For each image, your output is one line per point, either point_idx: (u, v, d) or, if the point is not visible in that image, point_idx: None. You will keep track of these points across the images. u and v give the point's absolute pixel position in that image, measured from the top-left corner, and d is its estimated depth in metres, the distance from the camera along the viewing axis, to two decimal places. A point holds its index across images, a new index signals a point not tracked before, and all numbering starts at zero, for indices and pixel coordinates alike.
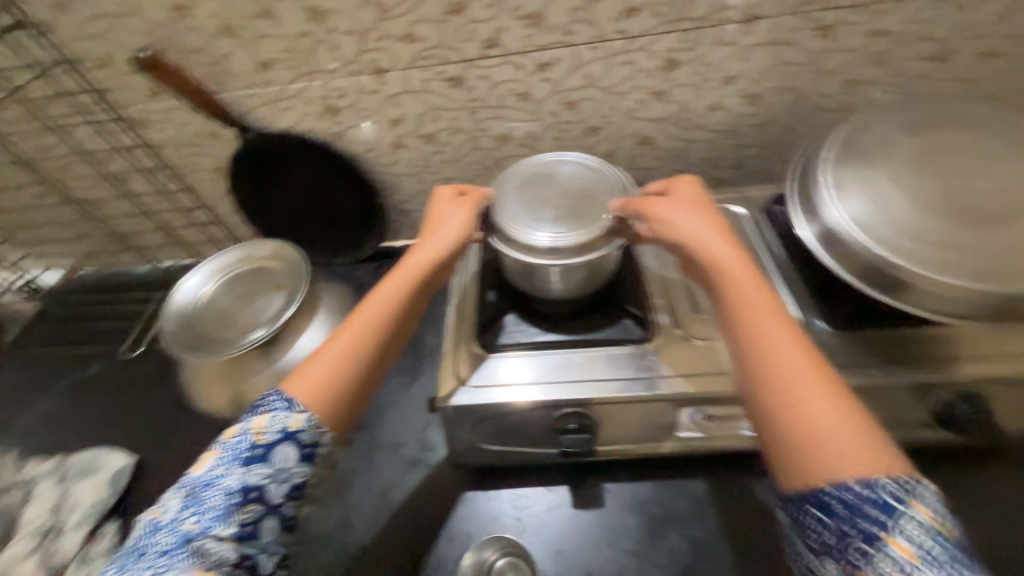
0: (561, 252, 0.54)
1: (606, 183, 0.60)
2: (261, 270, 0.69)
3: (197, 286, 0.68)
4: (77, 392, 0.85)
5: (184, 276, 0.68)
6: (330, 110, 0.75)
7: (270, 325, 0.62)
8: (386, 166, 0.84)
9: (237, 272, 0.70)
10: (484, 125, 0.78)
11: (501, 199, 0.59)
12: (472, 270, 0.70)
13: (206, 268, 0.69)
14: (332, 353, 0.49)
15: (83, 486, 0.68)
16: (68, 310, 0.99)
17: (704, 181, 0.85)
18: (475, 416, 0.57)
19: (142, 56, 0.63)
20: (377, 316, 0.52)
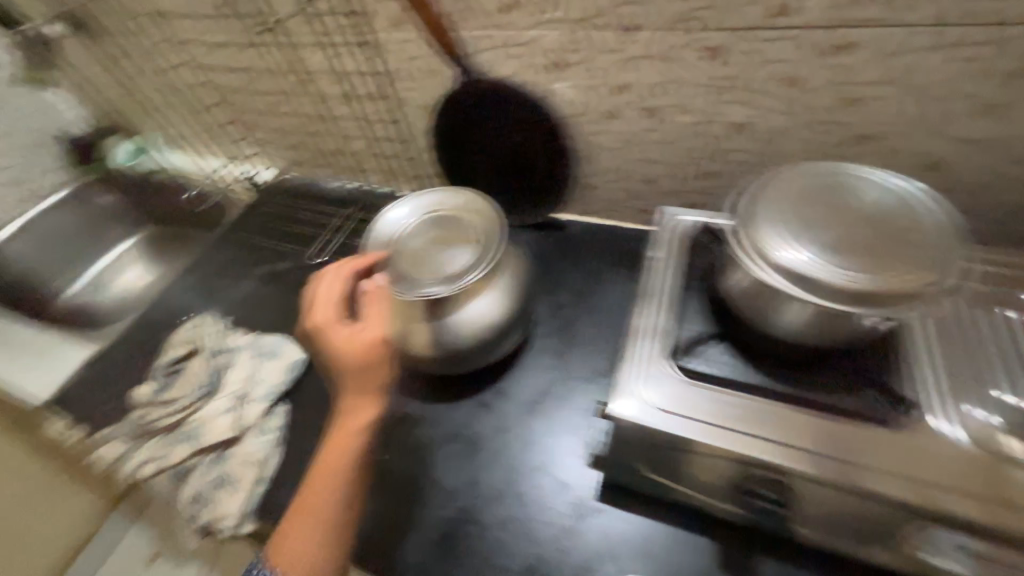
0: (829, 285, 0.42)
1: (924, 220, 0.45)
2: (456, 220, 0.69)
3: (398, 218, 0.71)
4: (269, 281, 0.98)
5: (390, 205, 0.71)
6: (555, 65, 0.70)
7: (456, 280, 0.62)
8: (590, 134, 0.77)
9: (434, 215, 0.70)
10: (722, 109, 0.66)
11: (765, 200, 0.48)
12: (671, 269, 0.61)
13: (410, 203, 0.72)
14: (328, 509, 0.53)
15: (267, 369, 0.78)
16: (271, 208, 1.13)
17: (994, 232, 0.64)
18: (647, 438, 0.50)
19: None
20: (349, 439, 0.56)
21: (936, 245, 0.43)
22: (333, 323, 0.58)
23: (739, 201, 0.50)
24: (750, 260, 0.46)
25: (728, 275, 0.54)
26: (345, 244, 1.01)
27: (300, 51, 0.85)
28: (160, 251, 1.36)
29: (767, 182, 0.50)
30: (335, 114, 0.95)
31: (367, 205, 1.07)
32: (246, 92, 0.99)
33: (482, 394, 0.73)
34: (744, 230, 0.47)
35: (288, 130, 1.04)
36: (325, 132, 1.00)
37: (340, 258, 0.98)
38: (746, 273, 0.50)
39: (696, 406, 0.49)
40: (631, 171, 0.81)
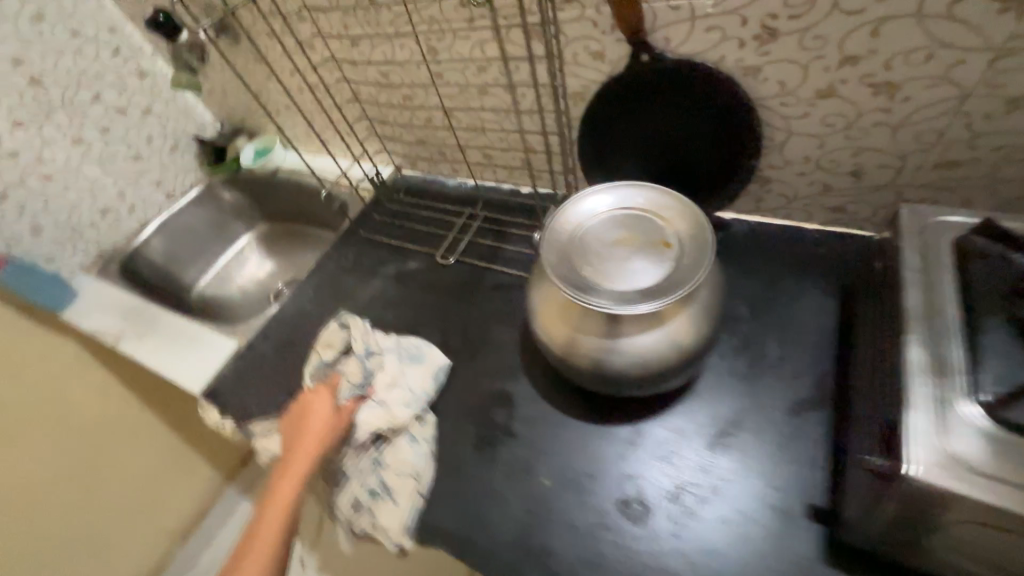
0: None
1: None
2: (651, 221, 0.60)
3: (583, 209, 0.62)
4: (398, 281, 0.95)
5: (583, 190, 0.63)
6: (765, 35, 0.59)
7: (660, 297, 0.53)
8: (787, 118, 0.65)
9: (623, 212, 0.61)
10: (999, 78, 0.52)
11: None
12: (947, 285, 0.47)
13: (602, 192, 0.63)
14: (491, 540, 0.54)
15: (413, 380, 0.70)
16: (391, 207, 1.10)
17: None
18: (960, 511, 0.38)
19: None
20: (291, 493, 0.61)
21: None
22: (320, 395, 0.68)
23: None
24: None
25: None
26: (474, 243, 0.96)
27: (447, 39, 0.81)
28: (276, 244, 1.41)
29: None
30: (471, 106, 0.90)
31: (493, 203, 1.01)
32: (380, 86, 0.96)
33: (657, 421, 0.63)
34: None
35: (416, 125, 1.01)
36: (455, 125, 0.95)
37: (471, 258, 0.93)
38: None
39: None
40: (834, 162, 0.67)
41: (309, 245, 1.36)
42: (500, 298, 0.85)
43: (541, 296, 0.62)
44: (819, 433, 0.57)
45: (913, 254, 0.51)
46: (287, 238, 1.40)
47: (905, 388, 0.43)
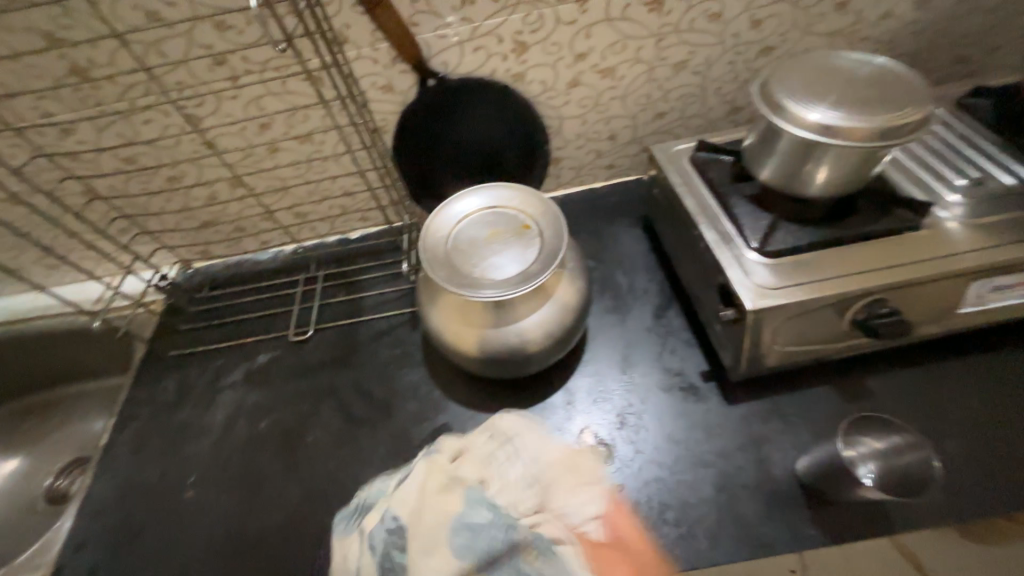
0: (859, 125, 0.52)
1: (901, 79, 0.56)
2: (506, 212, 0.67)
3: (446, 222, 0.66)
4: (255, 383, 0.80)
5: (450, 198, 0.68)
6: (519, 47, 0.72)
7: (542, 271, 0.61)
8: (556, 108, 0.82)
9: (479, 213, 0.67)
10: (666, 53, 0.77)
11: (775, 82, 0.58)
12: (703, 187, 0.69)
13: (467, 197, 0.69)
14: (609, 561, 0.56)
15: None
16: (200, 307, 0.91)
17: None
18: (777, 319, 0.58)
19: None
20: None
21: (906, 72, 0.56)
22: None
23: (753, 93, 0.59)
24: (791, 124, 0.55)
25: (757, 167, 0.64)
26: (328, 306, 0.88)
27: (209, 105, 0.71)
28: (23, 429, 0.98)
29: (767, 75, 0.60)
30: (265, 169, 0.82)
31: (328, 260, 0.94)
32: (128, 175, 0.78)
33: (577, 375, 0.72)
34: (772, 107, 0.57)
35: (197, 208, 0.85)
36: (251, 194, 0.85)
37: (332, 322, 0.86)
38: (781, 145, 0.59)
39: (797, 275, 0.58)
40: (597, 133, 0.88)
41: (78, 408, 0.99)
42: (387, 344, 0.81)
43: (438, 313, 0.64)
44: (679, 322, 0.76)
45: (675, 176, 0.72)
46: (39, 414, 1.00)
47: (718, 259, 0.61)
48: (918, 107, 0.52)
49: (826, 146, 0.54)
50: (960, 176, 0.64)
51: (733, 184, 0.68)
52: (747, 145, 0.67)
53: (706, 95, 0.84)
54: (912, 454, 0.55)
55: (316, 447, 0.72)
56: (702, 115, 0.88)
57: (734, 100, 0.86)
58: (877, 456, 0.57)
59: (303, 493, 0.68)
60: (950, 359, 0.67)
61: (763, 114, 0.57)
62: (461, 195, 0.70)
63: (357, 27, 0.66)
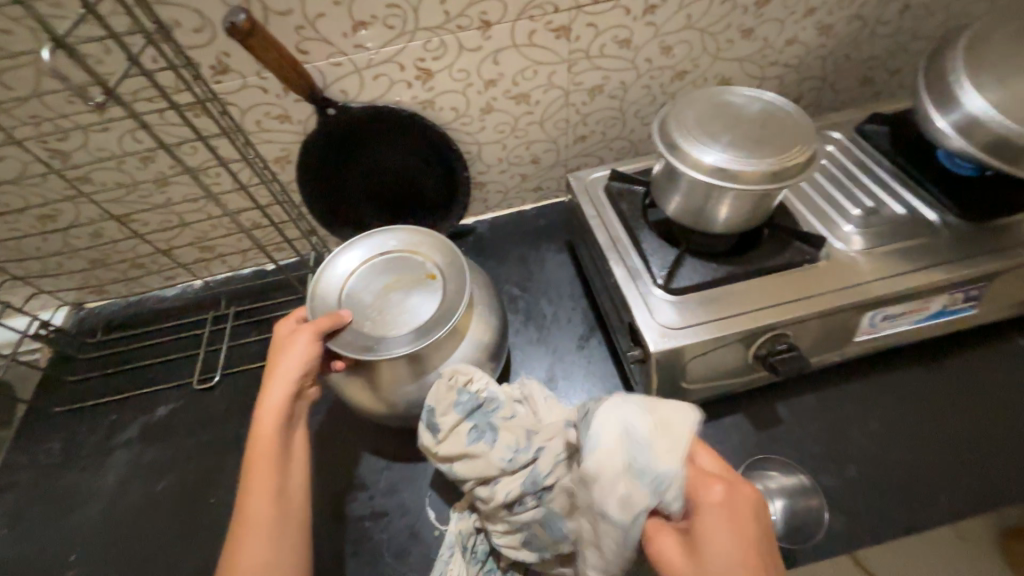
0: (748, 170, 0.52)
1: (791, 118, 0.56)
2: (406, 256, 0.64)
3: (334, 282, 0.62)
4: (153, 438, 0.74)
5: (337, 253, 0.63)
6: (423, 74, 0.68)
7: (443, 321, 0.57)
8: (472, 133, 0.79)
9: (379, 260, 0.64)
10: (579, 78, 0.75)
11: (672, 121, 0.57)
12: (615, 220, 0.68)
13: (358, 248, 0.65)
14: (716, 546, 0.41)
15: (678, 414, 0.44)
16: (95, 352, 0.85)
17: None
18: (682, 360, 0.57)
19: (238, 21, 0.52)
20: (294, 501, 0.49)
21: (797, 111, 0.56)
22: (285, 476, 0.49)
23: (653, 130, 0.58)
24: (685, 166, 0.54)
25: (663, 200, 0.64)
26: (238, 347, 0.83)
27: (77, 140, 0.64)
28: None
29: (667, 110, 0.59)
30: (155, 205, 0.75)
31: (240, 295, 0.89)
32: None
33: None
34: (669, 148, 0.56)
35: (82, 248, 0.78)
36: (142, 232, 0.77)
37: (240, 366, 0.81)
38: (682, 181, 0.59)
39: (701, 313, 0.58)
40: (519, 156, 0.86)
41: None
42: None
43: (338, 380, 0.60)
44: (600, 353, 0.75)
45: (588, 206, 0.71)
46: None
47: (626, 299, 0.60)
48: (806, 148, 0.53)
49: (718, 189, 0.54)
50: (857, 206, 0.66)
51: (644, 217, 0.68)
52: (654, 175, 0.67)
53: (625, 117, 0.84)
54: (812, 498, 0.60)
55: (218, 508, 0.67)
56: (622, 137, 0.87)
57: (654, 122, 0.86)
58: (785, 493, 0.61)
59: (202, 562, 0.63)
60: (851, 382, 0.70)
61: (660, 155, 0.57)
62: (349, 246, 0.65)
63: (237, 56, 0.61)
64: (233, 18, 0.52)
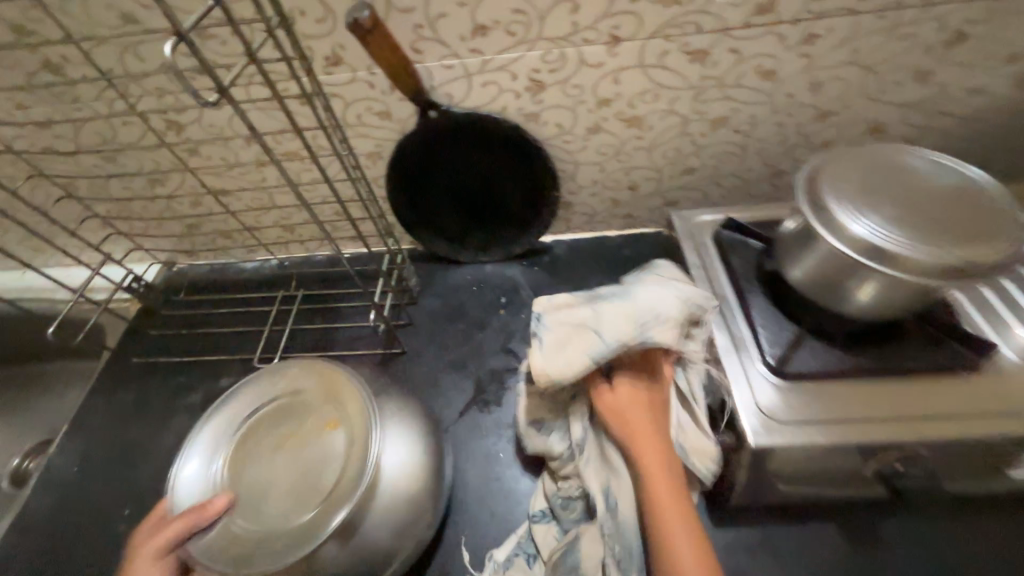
0: (920, 257, 0.42)
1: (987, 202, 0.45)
2: (312, 401, 0.59)
3: (202, 490, 0.54)
4: (212, 408, 0.77)
5: (180, 462, 0.55)
6: (535, 86, 0.63)
7: (345, 497, 0.51)
8: (571, 152, 0.73)
9: (284, 408, 0.59)
10: (704, 108, 0.67)
11: (821, 176, 0.49)
12: (722, 277, 0.59)
13: (207, 437, 0.57)
14: (634, 398, 0.51)
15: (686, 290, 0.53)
16: (176, 311, 0.89)
17: None
18: (783, 461, 0.49)
19: (362, 16, 0.49)
20: None
21: (996, 194, 0.45)
22: None
23: (795, 179, 0.50)
24: (826, 231, 0.46)
25: (787, 264, 0.54)
26: (301, 332, 0.84)
27: (191, 114, 0.65)
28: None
29: (816, 162, 0.51)
30: (250, 184, 0.76)
31: (312, 279, 0.90)
32: (105, 177, 0.73)
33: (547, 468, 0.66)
34: (813, 205, 0.48)
35: (180, 215, 0.81)
36: (235, 206, 0.79)
37: (301, 351, 0.81)
38: (818, 248, 0.50)
39: (818, 410, 0.48)
40: (615, 181, 0.79)
41: (49, 393, 0.95)
42: None
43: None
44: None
45: (691, 253, 0.63)
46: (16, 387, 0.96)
47: (722, 372, 0.53)
48: (1005, 243, 0.42)
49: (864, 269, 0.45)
50: None
51: (758, 278, 0.58)
52: (781, 231, 0.57)
53: (745, 155, 0.74)
54: None
55: None
56: (736, 175, 0.78)
57: (777, 163, 0.75)
58: None
59: None
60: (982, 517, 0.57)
61: (798, 211, 0.48)
62: (198, 440, 0.57)
63: (352, 49, 0.59)
64: (356, 13, 0.49)
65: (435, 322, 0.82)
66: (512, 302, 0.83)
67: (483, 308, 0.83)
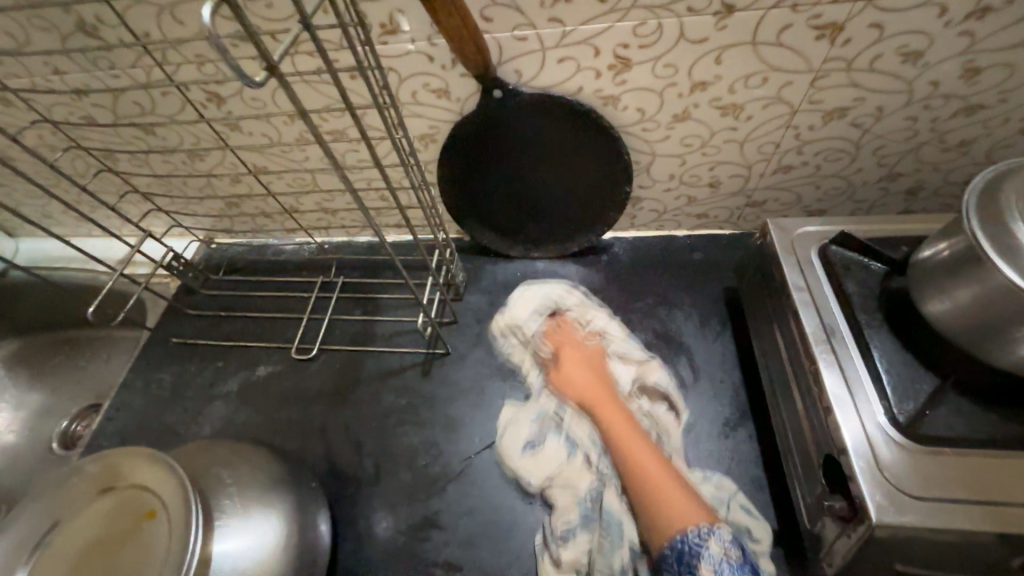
0: None
1: None
2: (130, 494, 0.50)
3: None
4: (248, 397, 0.74)
5: None
6: (619, 64, 0.54)
7: None
8: (649, 142, 0.64)
9: (89, 512, 0.50)
10: (820, 96, 0.56)
11: (1008, 188, 0.40)
12: (834, 304, 0.50)
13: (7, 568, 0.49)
14: (579, 362, 0.67)
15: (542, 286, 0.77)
16: (215, 291, 0.86)
17: None
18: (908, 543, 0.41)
19: None
20: None
21: None
22: None
23: (970, 190, 0.42)
24: (1005, 260, 0.38)
25: (927, 299, 0.46)
26: (341, 322, 0.79)
27: (233, 87, 0.60)
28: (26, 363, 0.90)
29: (1000, 172, 0.42)
30: (292, 163, 0.70)
31: (353, 265, 0.85)
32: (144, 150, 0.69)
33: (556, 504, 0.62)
34: (993, 224, 0.39)
35: (220, 192, 0.77)
36: (277, 185, 0.74)
37: (340, 343, 0.77)
38: (980, 285, 0.41)
39: (960, 486, 0.40)
40: (694, 177, 0.69)
41: (70, 354, 0.91)
42: (394, 389, 0.72)
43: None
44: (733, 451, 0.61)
45: (795, 272, 0.54)
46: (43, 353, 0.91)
47: (835, 419, 0.44)
48: None
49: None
50: None
51: (880, 310, 0.49)
52: (924, 256, 0.47)
53: (857, 154, 0.63)
54: None
55: None
56: (838, 175, 0.67)
57: (893, 164, 0.64)
58: None
59: None
60: None
61: (970, 231, 0.40)
62: None
63: (412, 15, 0.51)
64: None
65: (482, 323, 0.76)
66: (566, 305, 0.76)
67: (535, 310, 0.76)
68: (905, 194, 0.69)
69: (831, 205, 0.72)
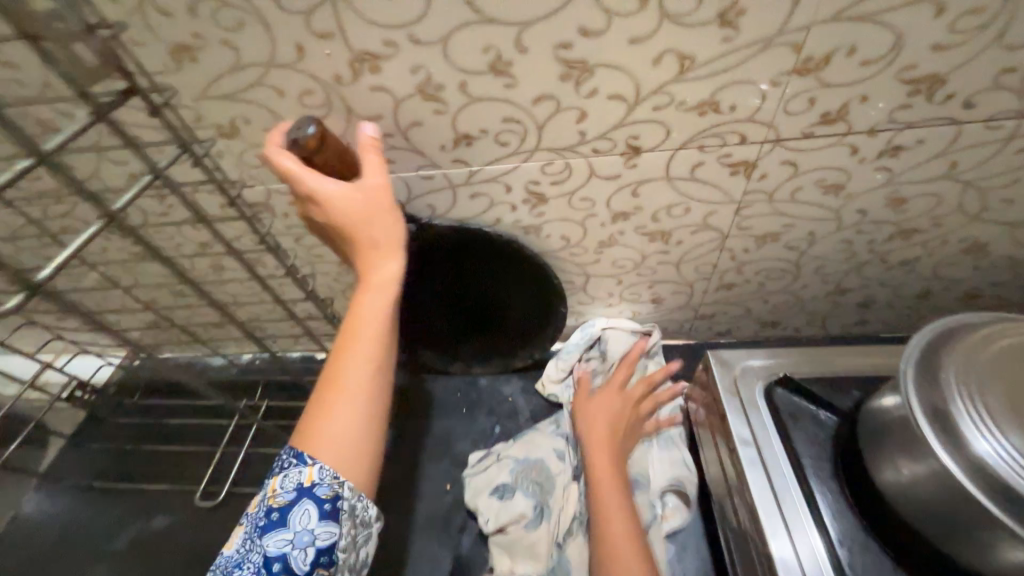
0: None
1: None
2: None
3: None
4: (138, 556, 0.64)
5: None
6: (534, 198, 0.52)
7: None
8: (581, 265, 0.61)
9: None
10: (746, 223, 0.53)
11: (946, 362, 0.36)
12: (787, 466, 0.44)
13: None
14: (606, 416, 0.59)
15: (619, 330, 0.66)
16: (128, 416, 0.78)
17: (1020, 295, 0.61)
18: None
19: (308, 132, 0.38)
20: None
21: None
22: None
23: (904, 353, 0.38)
24: (940, 443, 0.33)
25: (878, 469, 0.40)
26: (260, 456, 0.71)
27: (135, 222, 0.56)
28: None
29: (944, 329, 0.39)
30: (209, 285, 0.67)
31: (282, 384, 0.78)
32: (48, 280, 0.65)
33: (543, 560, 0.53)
34: (926, 398, 0.35)
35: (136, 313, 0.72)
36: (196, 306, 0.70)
37: (253, 484, 0.69)
38: (927, 464, 0.36)
39: None
40: (635, 294, 0.65)
41: None
42: None
43: None
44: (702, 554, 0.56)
45: (738, 419, 0.47)
46: None
47: None
48: None
49: (1002, 520, 0.32)
50: None
51: (835, 474, 0.44)
52: (875, 412, 0.42)
53: (799, 272, 0.60)
54: None
55: None
56: (785, 290, 0.63)
57: (838, 281, 0.61)
58: None
59: None
60: None
61: (903, 400, 0.36)
62: None
63: None
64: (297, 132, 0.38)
65: (416, 455, 0.68)
66: (508, 433, 0.69)
67: (474, 439, 0.69)
68: (857, 306, 0.65)
69: (782, 316, 0.68)
